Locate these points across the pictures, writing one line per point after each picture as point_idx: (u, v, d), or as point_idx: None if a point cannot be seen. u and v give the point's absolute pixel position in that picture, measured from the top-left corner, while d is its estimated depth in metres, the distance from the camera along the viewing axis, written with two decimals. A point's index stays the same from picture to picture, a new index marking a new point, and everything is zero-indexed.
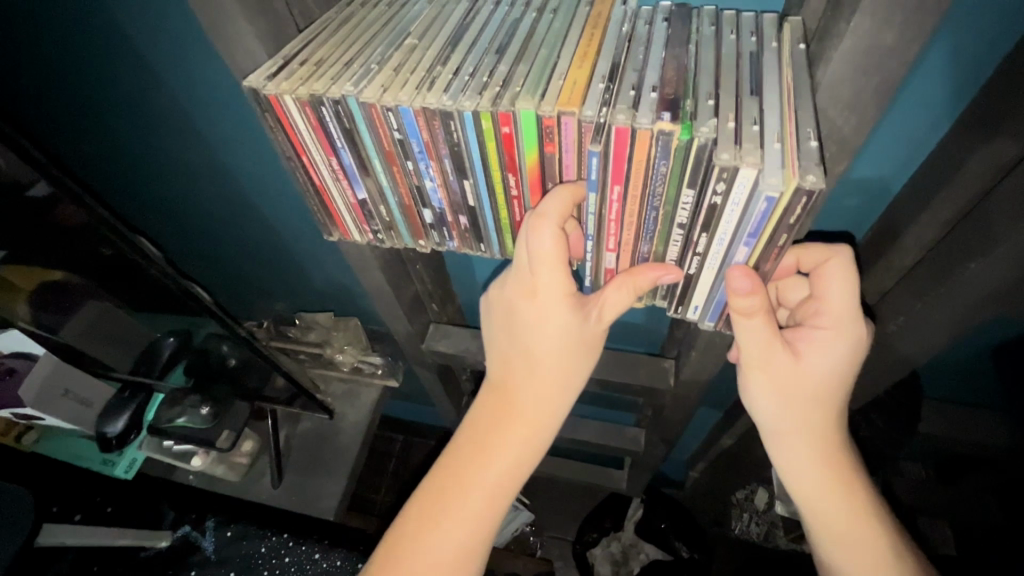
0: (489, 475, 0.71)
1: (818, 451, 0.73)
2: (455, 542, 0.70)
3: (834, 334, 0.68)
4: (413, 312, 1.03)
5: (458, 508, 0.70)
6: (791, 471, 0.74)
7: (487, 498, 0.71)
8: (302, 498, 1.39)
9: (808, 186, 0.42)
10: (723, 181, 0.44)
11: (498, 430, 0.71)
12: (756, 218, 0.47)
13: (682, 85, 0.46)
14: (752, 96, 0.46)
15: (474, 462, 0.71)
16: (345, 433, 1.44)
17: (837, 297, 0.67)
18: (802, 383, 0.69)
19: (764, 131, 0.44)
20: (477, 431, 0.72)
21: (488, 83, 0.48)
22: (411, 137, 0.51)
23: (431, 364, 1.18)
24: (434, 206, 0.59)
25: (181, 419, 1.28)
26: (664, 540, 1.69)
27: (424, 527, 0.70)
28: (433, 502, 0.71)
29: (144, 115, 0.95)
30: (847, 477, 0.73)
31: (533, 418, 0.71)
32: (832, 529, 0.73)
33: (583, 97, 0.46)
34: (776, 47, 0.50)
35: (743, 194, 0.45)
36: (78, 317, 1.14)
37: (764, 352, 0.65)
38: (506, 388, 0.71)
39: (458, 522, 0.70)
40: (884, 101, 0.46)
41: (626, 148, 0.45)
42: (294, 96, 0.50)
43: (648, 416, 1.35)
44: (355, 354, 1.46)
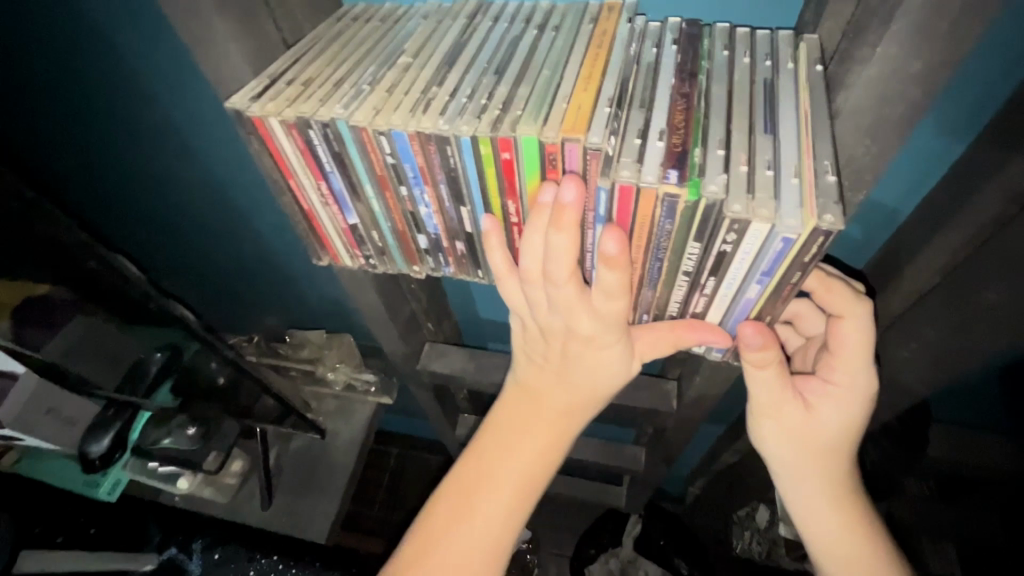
0: (512, 479, 0.67)
1: (829, 491, 0.70)
2: (474, 551, 0.65)
3: (850, 383, 0.66)
4: (408, 332, 1.00)
5: (492, 496, 0.66)
6: (810, 521, 0.71)
7: (520, 484, 0.67)
8: (294, 521, 1.35)
9: (826, 227, 0.40)
10: (734, 232, 0.42)
11: (524, 432, 0.68)
12: (770, 258, 0.44)
13: (691, 128, 0.44)
14: (767, 134, 0.43)
15: (506, 448, 0.67)
16: (338, 453, 1.40)
17: (855, 344, 0.64)
18: (813, 425, 0.67)
19: (778, 174, 0.42)
20: (500, 432, 0.69)
21: (487, 106, 0.45)
22: (405, 162, 0.48)
23: (427, 384, 1.15)
24: (429, 231, 0.56)
25: (167, 440, 1.29)
26: (664, 557, 1.62)
27: (437, 531, 0.66)
28: (465, 489, 0.67)
29: (128, 129, 0.91)
30: (857, 520, 0.70)
31: (559, 421, 0.67)
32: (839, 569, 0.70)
33: (588, 122, 0.43)
34: (792, 69, 0.47)
35: (756, 241, 0.43)
36: (63, 335, 1.08)
37: (777, 396, 0.65)
38: (532, 391, 0.68)
39: (477, 526, 0.65)
40: (906, 129, 0.43)
41: (630, 208, 0.44)
42: (280, 118, 0.47)
43: (649, 434, 1.33)
44: (347, 371, 1.43)
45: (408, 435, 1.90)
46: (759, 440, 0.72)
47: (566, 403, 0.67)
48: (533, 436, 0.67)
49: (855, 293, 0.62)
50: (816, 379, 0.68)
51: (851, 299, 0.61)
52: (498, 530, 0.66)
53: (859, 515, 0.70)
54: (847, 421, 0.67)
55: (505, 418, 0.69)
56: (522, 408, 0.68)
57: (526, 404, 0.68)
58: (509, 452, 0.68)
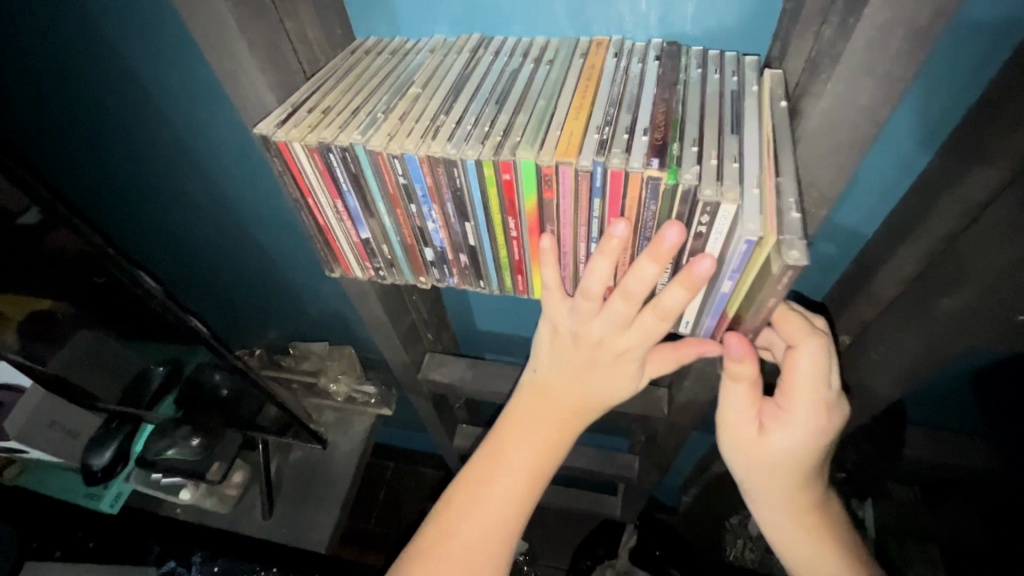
0: (523, 467, 0.72)
1: (785, 501, 0.74)
2: (485, 533, 0.70)
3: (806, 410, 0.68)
4: (410, 343, 1.04)
5: (502, 483, 0.71)
6: (773, 527, 0.77)
7: (529, 472, 0.72)
8: (293, 531, 1.36)
9: (790, 261, 0.45)
10: (707, 215, 0.47)
11: (538, 425, 0.72)
12: (738, 256, 0.49)
13: (670, 129, 0.49)
14: (734, 134, 0.49)
15: (518, 440, 0.72)
16: (337, 464, 1.42)
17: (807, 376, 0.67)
18: (764, 442, 0.70)
19: (743, 167, 0.47)
20: (512, 425, 0.73)
21: (489, 133, 0.51)
22: (415, 182, 0.53)
23: (426, 393, 1.19)
24: (435, 245, 0.61)
25: (170, 451, 1.32)
26: (660, 567, 1.64)
27: (452, 516, 0.71)
28: (478, 475, 0.72)
29: (145, 151, 0.96)
30: (815, 526, 0.75)
31: (570, 415, 0.72)
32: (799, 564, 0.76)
33: (579, 147, 0.48)
34: (757, 87, 0.54)
35: (725, 227, 0.48)
36: (67, 352, 1.07)
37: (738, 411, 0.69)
38: (548, 392, 0.72)
39: (490, 511, 0.70)
40: (860, 152, 0.49)
41: (620, 189, 0.48)
42: (303, 143, 0.52)
43: (642, 442, 1.37)
44: (349, 382, 1.47)
45: (405, 447, 1.92)
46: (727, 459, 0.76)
47: (582, 404, 0.72)
48: (546, 428, 0.72)
49: (809, 325, 0.65)
50: (771, 404, 0.70)
51: (804, 329, 0.65)
52: (509, 516, 0.71)
53: (816, 521, 0.75)
54: (800, 446, 0.69)
55: (517, 412, 0.73)
56: (536, 405, 0.72)
57: (540, 400, 0.72)
58: (520, 443, 0.72)
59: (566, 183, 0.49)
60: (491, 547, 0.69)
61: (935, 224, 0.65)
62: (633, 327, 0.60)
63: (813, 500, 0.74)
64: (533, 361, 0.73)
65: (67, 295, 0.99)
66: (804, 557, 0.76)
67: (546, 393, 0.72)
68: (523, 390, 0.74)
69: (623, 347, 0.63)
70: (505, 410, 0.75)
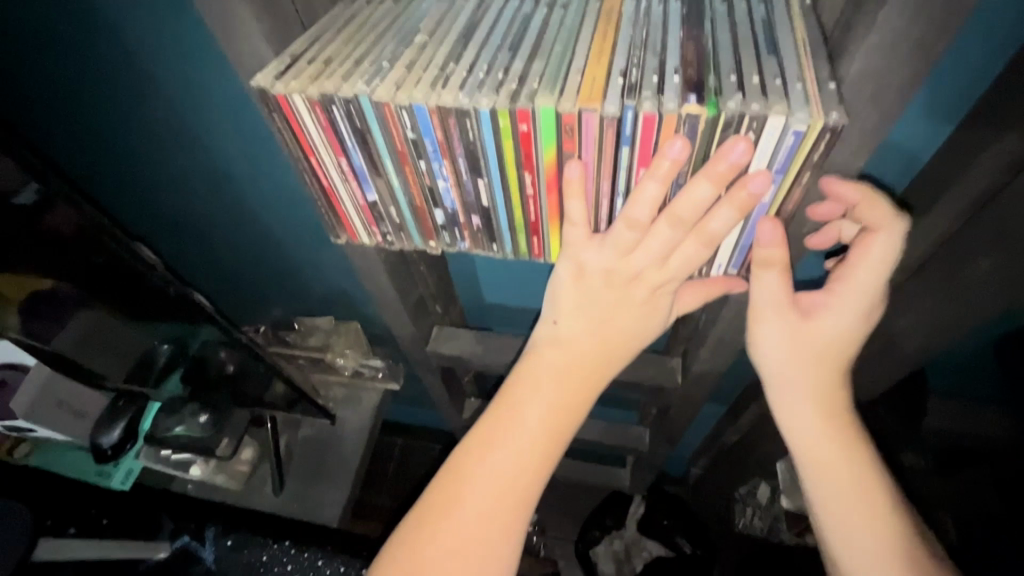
0: (540, 424, 0.65)
1: (809, 395, 0.70)
2: (498, 496, 0.63)
3: (855, 294, 0.65)
4: (418, 315, 1.02)
5: (516, 438, 0.64)
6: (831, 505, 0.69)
7: (546, 428, 0.65)
8: (306, 505, 1.37)
9: (833, 123, 0.42)
10: (752, 132, 0.44)
11: (556, 378, 0.65)
12: (783, 154, 0.46)
13: (704, 66, 0.46)
14: (771, 57, 0.46)
15: (532, 393, 0.65)
16: (348, 439, 1.42)
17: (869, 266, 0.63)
18: (810, 328, 0.67)
19: (788, 83, 0.44)
20: (528, 384, 0.66)
21: (504, 80, 0.47)
22: (425, 137, 0.50)
23: (435, 367, 1.17)
24: (446, 206, 0.58)
25: (179, 427, 1.31)
26: (667, 537, 1.69)
27: (460, 478, 0.63)
28: (489, 432, 0.65)
29: (138, 117, 0.92)
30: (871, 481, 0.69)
31: (591, 364, 0.66)
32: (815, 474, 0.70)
33: (603, 92, 0.45)
34: (786, 7, 0.50)
35: (771, 141, 0.45)
36: (70, 331, 1.04)
37: (776, 298, 0.63)
38: (566, 340, 0.65)
39: (506, 468, 0.63)
40: (910, 94, 0.45)
41: (653, 133, 0.45)
42: (304, 95, 0.49)
43: (653, 414, 1.35)
44: (355, 357, 1.44)
45: (413, 423, 1.92)
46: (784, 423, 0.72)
47: (605, 349, 0.66)
48: (567, 384, 0.65)
49: (892, 212, 0.60)
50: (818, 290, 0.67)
51: (887, 216, 0.60)
52: (524, 477, 0.63)
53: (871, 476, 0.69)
54: (842, 332, 0.67)
55: (533, 368, 0.66)
56: (554, 355, 0.66)
57: (560, 353, 0.66)
58: (536, 397, 0.65)
59: (592, 130, 0.46)
60: (510, 509, 0.62)
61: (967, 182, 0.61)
62: (674, 254, 0.57)
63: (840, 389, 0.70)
64: (551, 312, 0.66)
65: (71, 276, 0.94)
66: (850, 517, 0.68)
67: (563, 343, 0.66)
68: (538, 344, 0.68)
69: (661, 280, 0.60)
70: (517, 366, 0.68)
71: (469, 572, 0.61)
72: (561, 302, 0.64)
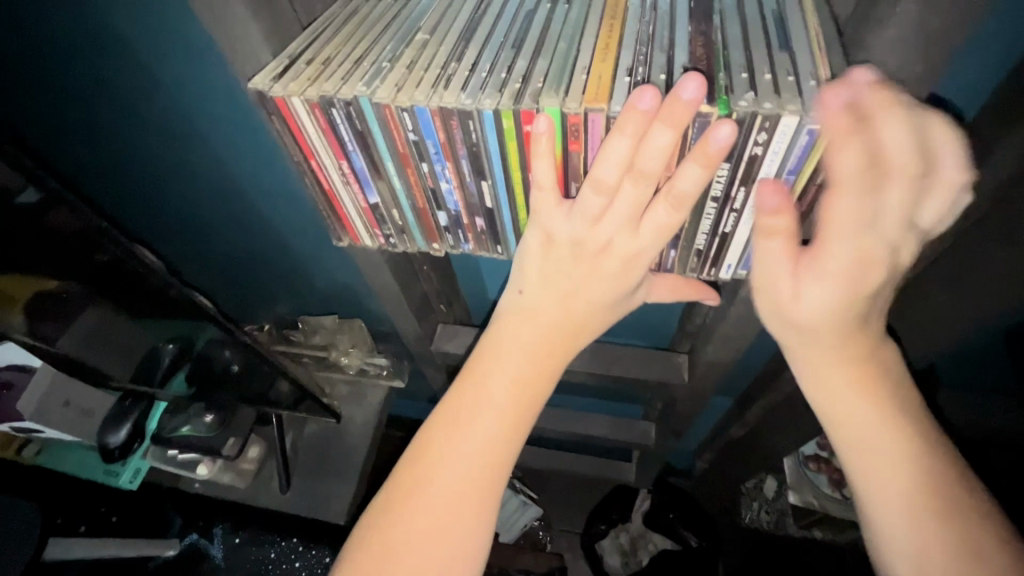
0: (506, 397, 0.61)
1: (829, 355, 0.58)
2: (467, 468, 0.59)
3: (856, 258, 0.48)
4: (422, 313, 1.02)
5: (484, 407, 0.61)
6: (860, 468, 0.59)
7: (514, 395, 0.62)
8: (313, 501, 1.38)
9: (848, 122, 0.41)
10: (764, 131, 0.43)
11: (522, 344, 0.63)
12: (796, 154, 0.45)
13: (714, 62, 0.44)
14: (782, 52, 0.45)
15: (496, 361, 0.63)
16: (354, 435, 1.42)
17: (859, 219, 0.45)
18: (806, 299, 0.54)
19: (801, 80, 0.43)
20: (494, 353, 0.64)
21: (508, 80, 0.46)
22: (427, 139, 0.49)
23: (439, 364, 1.17)
24: (449, 208, 0.57)
25: (185, 427, 1.33)
26: (672, 529, 1.69)
27: (429, 451, 0.61)
28: (455, 405, 0.62)
29: (136, 116, 0.91)
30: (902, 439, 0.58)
31: (561, 339, 0.63)
32: (838, 441, 0.61)
33: (610, 91, 0.44)
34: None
35: (783, 141, 0.44)
36: (78, 329, 1.04)
37: (774, 266, 0.52)
38: (530, 306, 0.63)
39: (474, 440, 0.60)
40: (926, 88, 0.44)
41: None
42: (303, 97, 0.48)
43: (659, 409, 1.34)
44: (360, 355, 1.44)
45: (419, 418, 1.93)
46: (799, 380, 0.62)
47: (572, 315, 0.63)
48: (534, 351, 0.63)
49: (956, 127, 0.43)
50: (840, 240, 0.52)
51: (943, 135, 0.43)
52: (494, 448, 0.60)
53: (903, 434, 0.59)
54: (838, 303, 0.52)
55: (497, 343, 0.64)
56: (519, 322, 0.63)
57: (529, 325, 0.63)
58: (503, 365, 0.63)
59: (600, 131, 0.45)
60: (479, 481, 0.59)
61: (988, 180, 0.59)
62: (644, 222, 0.53)
63: (862, 358, 0.58)
64: (517, 282, 0.63)
65: (75, 276, 0.92)
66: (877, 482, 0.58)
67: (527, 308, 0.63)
68: (504, 314, 0.65)
69: (634, 251, 0.55)
70: (482, 340, 0.66)
71: (442, 547, 0.58)
72: (523, 269, 0.61)
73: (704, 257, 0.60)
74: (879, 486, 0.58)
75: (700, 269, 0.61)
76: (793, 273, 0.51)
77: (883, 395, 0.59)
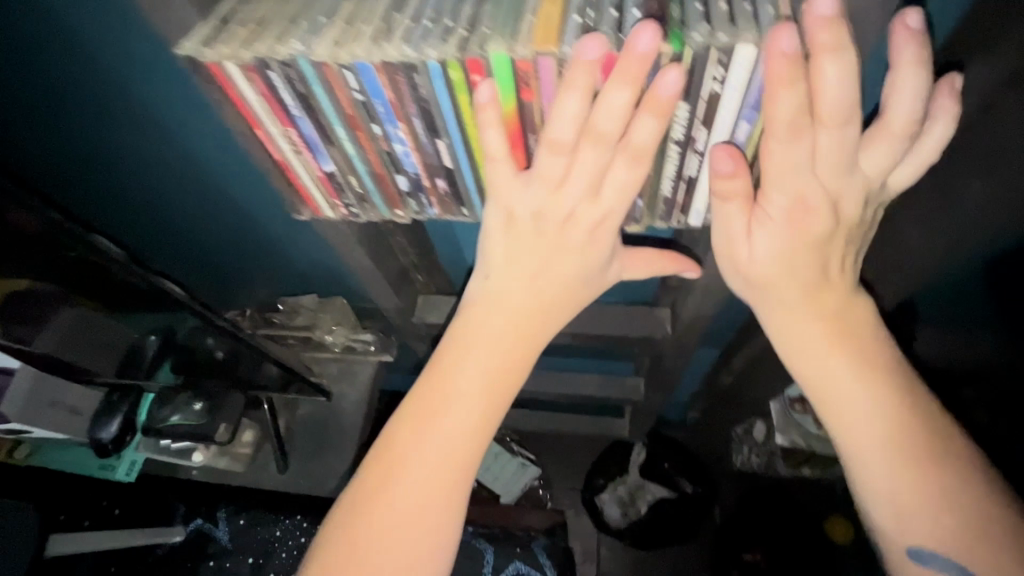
0: (473, 392, 0.59)
1: (814, 312, 0.58)
2: (432, 468, 0.57)
3: (796, 202, 0.51)
4: (401, 286, 1.01)
5: (450, 404, 0.59)
6: (851, 431, 0.57)
7: (480, 389, 0.59)
8: (313, 479, 1.40)
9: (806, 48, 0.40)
10: (721, 64, 0.41)
11: (489, 334, 0.61)
12: (755, 87, 0.43)
13: None
14: None
15: (464, 355, 0.60)
16: (347, 412, 1.43)
17: (803, 172, 0.49)
18: (747, 259, 0.57)
19: (757, 6, 0.41)
20: (459, 346, 0.61)
21: (453, 27, 0.43)
22: (375, 98, 0.47)
23: (424, 336, 1.16)
24: (409, 171, 0.55)
25: (175, 417, 1.31)
26: (667, 479, 1.74)
27: (389, 459, 0.58)
28: (421, 406, 0.59)
29: (82, 102, 0.87)
30: (893, 398, 0.57)
31: (529, 325, 0.61)
32: (827, 406, 0.59)
33: (560, 32, 0.41)
34: None
35: (742, 74, 0.42)
36: (54, 330, 1.02)
37: (727, 228, 0.56)
38: (497, 294, 0.61)
39: (438, 442, 0.58)
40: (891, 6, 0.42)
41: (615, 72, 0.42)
42: (237, 60, 0.44)
43: (647, 364, 1.36)
44: (345, 333, 1.42)
45: None
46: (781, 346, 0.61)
47: (537, 301, 0.61)
48: (500, 343, 0.60)
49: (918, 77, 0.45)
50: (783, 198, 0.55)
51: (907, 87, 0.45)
52: (462, 447, 0.58)
53: (893, 393, 0.57)
54: (787, 251, 0.55)
55: (464, 335, 0.61)
56: (483, 312, 0.61)
57: (494, 314, 0.61)
58: (472, 360, 0.60)
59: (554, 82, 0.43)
60: (446, 479, 0.57)
61: (961, 105, 0.57)
62: (603, 188, 0.52)
63: (831, 315, 0.58)
64: (483, 268, 0.62)
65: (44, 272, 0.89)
66: (869, 447, 0.56)
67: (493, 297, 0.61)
68: (471, 304, 0.63)
69: (597, 217, 0.55)
70: (448, 335, 0.63)
71: (405, 554, 0.56)
72: (490, 246, 0.61)
73: (673, 205, 0.59)
74: (867, 454, 0.56)
75: (669, 218, 0.61)
76: (747, 230, 0.55)
77: (872, 354, 0.58)
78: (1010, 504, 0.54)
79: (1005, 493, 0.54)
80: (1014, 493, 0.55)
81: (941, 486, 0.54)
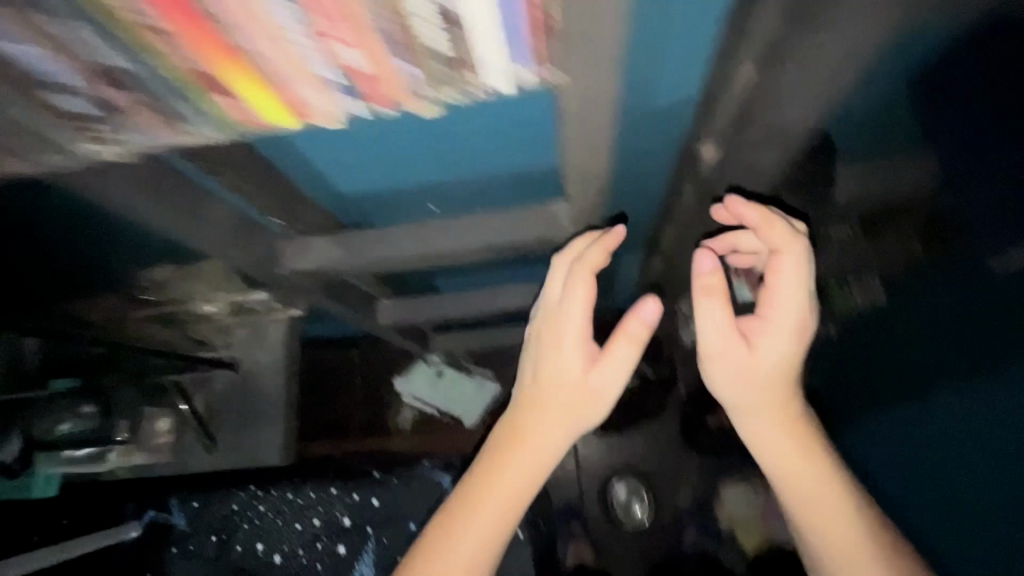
0: (509, 491, 0.74)
1: (771, 413, 0.77)
2: (467, 558, 0.72)
3: (787, 328, 0.73)
4: (242, 229, 0.85)
5: (494, 494, 0.74)
6: (790, 477, 0.77)
7: (513, 494, 0.74)
8: (241, 450, 1.42)
9: None
10: None
11: (519, 467, 0.75)
12: None
13: None
14: None
15: (502, 462, 0.75)
16: (262, 371, 1.39)
17: (785, 287, 0.72)
18: (756, 363, 0.74)
19: None
20: (492, 460, 0.76)
21: None
22: None
23: (306, 283, 0.98)
24: (67, 82, 0.43)
25: (65, 425, 1.13)
26: None
27: (443, 541, 0.73)
28: (465, 498, 0.74)
29: None
30: (829, 463, 0.78)
31: (549, 458, 0.76)
32: (788, 484, 0.78)
33: None
34: None
35: None
36: None
37: (720, 329, 0.72)
38: (520, 422, 0.76)
39: (476, 536, 0.73)
40: None
41: None
42: None
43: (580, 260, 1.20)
44: (227, 297, 1.22)
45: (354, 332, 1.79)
46: (746, 432, 0.79)
47: (549, 448, 0.75)
48: (528, 475, 0.75)
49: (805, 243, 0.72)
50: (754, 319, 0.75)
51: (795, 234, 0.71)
52: (503, 521, 0.74)
53: (822, 457, 0.78)
54: (784, 359, 0.74)
55: (495, 449, 0.77)
56: (504, 443, 0.76)
57: (515, 437, 0.76)
58: (507, 488, 0.74)
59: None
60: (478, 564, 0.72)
61: None
62: (586, 308, 0.72)
63: (789, 429, 0.77)
64: (528, 373, 0.77)
65: None
66: (808, 497, 0.77)
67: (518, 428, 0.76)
68: (500, 430, 0.78)
69: (565, 334, 0.73)
70: (480, 457, 0.78)
71: None
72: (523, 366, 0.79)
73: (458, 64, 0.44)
74: (824, 532, 0.76)
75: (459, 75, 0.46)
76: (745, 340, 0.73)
77: (811, 440, 0.78)
78: (899, 544, 0.76)
79: (898, 536, 0.76)
80: (904, 538, 0.77)
81: (865, 522, 0.76)
